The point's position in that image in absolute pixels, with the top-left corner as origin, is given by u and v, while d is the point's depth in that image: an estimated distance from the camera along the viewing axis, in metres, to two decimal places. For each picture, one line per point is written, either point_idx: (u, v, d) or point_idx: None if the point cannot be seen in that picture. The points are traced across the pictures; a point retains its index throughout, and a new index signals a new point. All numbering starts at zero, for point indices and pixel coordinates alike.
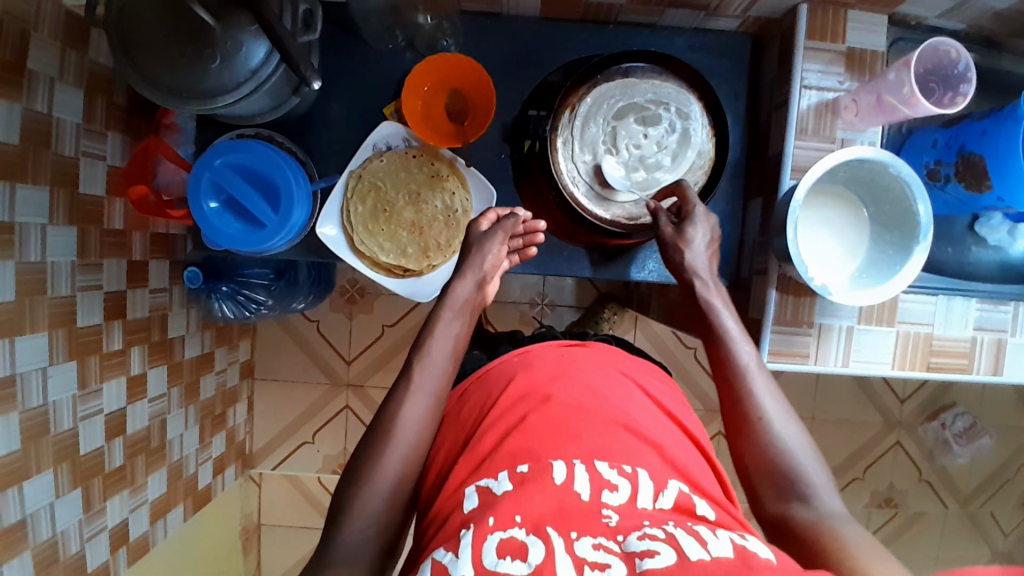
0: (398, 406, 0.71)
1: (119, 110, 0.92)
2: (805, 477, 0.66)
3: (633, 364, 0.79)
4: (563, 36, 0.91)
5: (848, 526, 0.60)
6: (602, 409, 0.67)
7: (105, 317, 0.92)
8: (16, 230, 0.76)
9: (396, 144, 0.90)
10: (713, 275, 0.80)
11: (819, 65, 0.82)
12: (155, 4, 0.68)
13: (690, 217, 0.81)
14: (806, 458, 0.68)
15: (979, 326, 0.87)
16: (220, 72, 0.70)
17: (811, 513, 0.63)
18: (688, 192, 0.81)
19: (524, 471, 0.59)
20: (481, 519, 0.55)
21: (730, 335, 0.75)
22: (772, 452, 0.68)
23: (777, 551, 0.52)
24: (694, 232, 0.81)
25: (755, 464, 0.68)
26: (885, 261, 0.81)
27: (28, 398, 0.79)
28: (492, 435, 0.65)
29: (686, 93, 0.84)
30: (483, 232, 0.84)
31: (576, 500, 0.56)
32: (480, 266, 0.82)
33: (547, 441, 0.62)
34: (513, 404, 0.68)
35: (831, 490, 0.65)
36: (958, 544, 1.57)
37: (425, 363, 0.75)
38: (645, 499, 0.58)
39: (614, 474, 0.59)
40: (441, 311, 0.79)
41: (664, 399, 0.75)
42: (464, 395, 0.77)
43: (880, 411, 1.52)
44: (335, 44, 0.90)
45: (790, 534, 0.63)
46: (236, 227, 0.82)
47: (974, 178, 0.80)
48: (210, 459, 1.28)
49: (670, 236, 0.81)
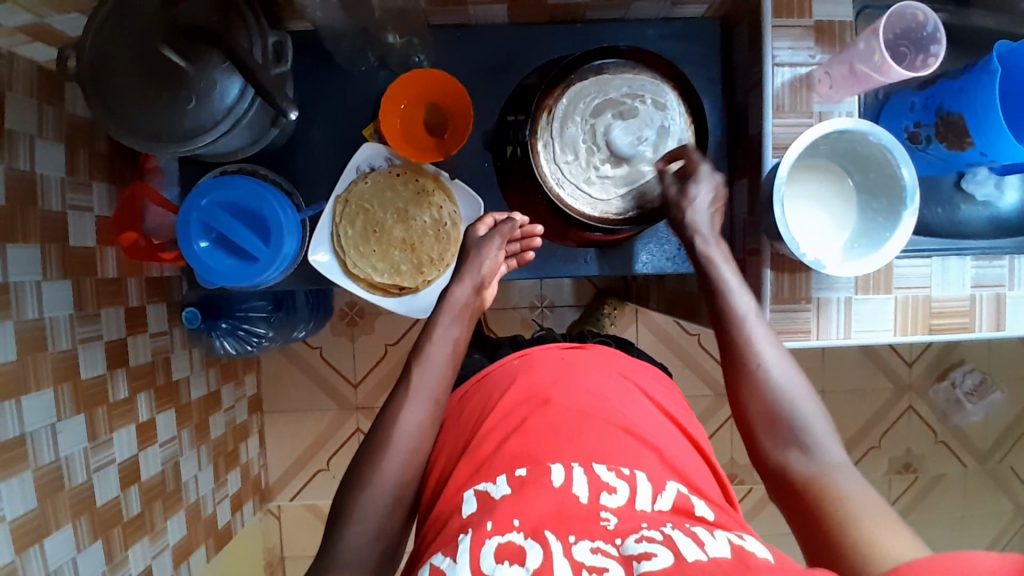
0: (398, 410, 0.71)
1: (101, 159, 0.93)
2: (804, 422, 0.69)
3: (632, 364, 0.79)
4: (533, 40, 0.91)
5: (846, 476, 0.64)
6: (602, 413, 0.67)
7: (109, 367, 0.92)
8: (12, 289, 0.76)
9: (379, 164, 0.90)
10: (713, 232, 0.82)
11: (788, 41, 0.82)
12: (126, 53, 0.69)
13: (694, 175, 0.83)
14: (807, 406, 0.70)
15: (977, 284, 0.87)
16: (198, 112, 0.70)
17: (810, 461, 0.67)
18: (694, 153, 0.84)
19: (523, 474, 0.60)
20: (480, 524, 0.56)
21: (728, 288, 0.78)
22: (772, 397, 0.71)
23: (774, 551, 0.53)
24: (697, 190, 0.83)
25: (754, 411, 0.72)
26: (875, 229, 0.81)
27: (40, 456, 0.79)
28: (492, 438, 0.66)
29: (660, 83, 0.85)
30: (481, 237, 0.85)
31: (575, 503, 0.57)
32: (478, 270, 0.82)
33: (547, 442, 0.63)
34: (513, 406, 0.69)
35: (832, 438, 0.68)
36: (982, 502, 1.57)
37: (425, 366, 0.75)
38: (643, 502, 0.58)
39: (612, 476, 0.60)
40: (440, 314, 0.79)
41: (664, 402, 0.75)
42: (464, 398, 0.77)
43: (889, 377, 1.52)
44: (309, 71, 0.90)
45: (789, 481, 0.67)
46: (229, 263, 0.82)
47: (956, 137, 0.81)
48: (227, 496, 1.28)
49: (675, 196, 0.83)
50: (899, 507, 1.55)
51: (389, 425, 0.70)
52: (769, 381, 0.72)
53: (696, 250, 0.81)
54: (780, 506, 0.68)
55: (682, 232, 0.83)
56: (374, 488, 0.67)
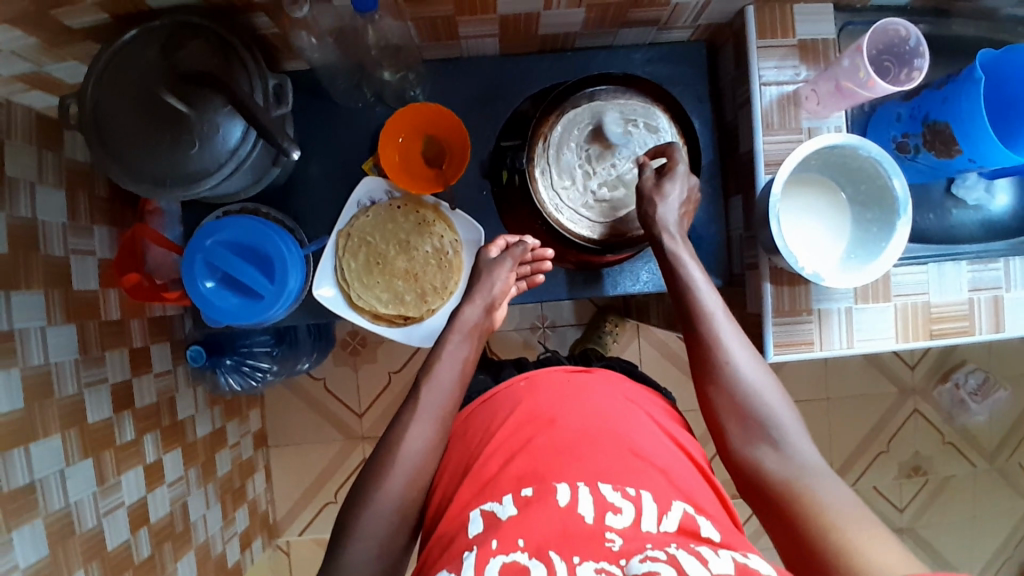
0: (406, 432, 0.71)
1: (102, 203, 0.94)
2: (776, 422, 0.69)
3: (635, 388, 0.79)
4: (524, 69, 0.93)
5: (820, 476, 0.64)
6: (610, 436, 0.67)
7: (114, 409, 0.92)
8: (17, 336, 0.77)
9: (380, 197, 0.91)
10: (680, 231, 0.81)
11: (774, 61, 0.84)
12: (132, 99, 0.70)
13: (670, 172, 0.81)
14: (779, 405, 0.70)
15: (973, 287, 0.88)
16: (201, 155, 0.72)
17: (784, 457, 0.67)
18: (677, 153, 0.82)
19: (528, 494, 0.61)
20: (485, 542, 0.57)
21: (695, 285, 0.77)
22: (739, 394, 0.71)
23: (779, 568, 0.52)
24: (672, 186, 0.80)
25: (722, 406, 0.71)
26: (870, 239, 0.83)
27: (50, 502, 0.79)
28: (496, 459, 0.67)
29: (652, 107, 0.87)
30: (493, 258, 0.86)
31: (580, 523, 0.57)
32: (489, 290, 0.83)
33: (552, 463, 0.64)
34: (517, 429, 0.70)
35: (806, 439, 0.68)
36: (993, 502, 1.57)
37: (431, 385, 0.75)
38: (649, 522, 0.58)
39: (617, 496, 0.60)
40: (449, 334, 0.80)
41: (668, 424, 0.75)
42: (470, 417, 0.78)
43: (892, 380, 1.53)
44: (306, 109, 0.92)
45: (761, 479, 0.67)
46: (234, 302, 0.82)
47: (943, 145, 0.83)
48: (236, 534, 1.26)
49: (648, 188, 0.81)
50: (912, 510, 1.54)
51: (394, 448, 0.70)
52: (738, 378, 0.71)
53: (662, 246, 0.80)
54: (751, 505, 0.68)
55: (651, 228, 0.81)
56: (387, 519, 0.67)
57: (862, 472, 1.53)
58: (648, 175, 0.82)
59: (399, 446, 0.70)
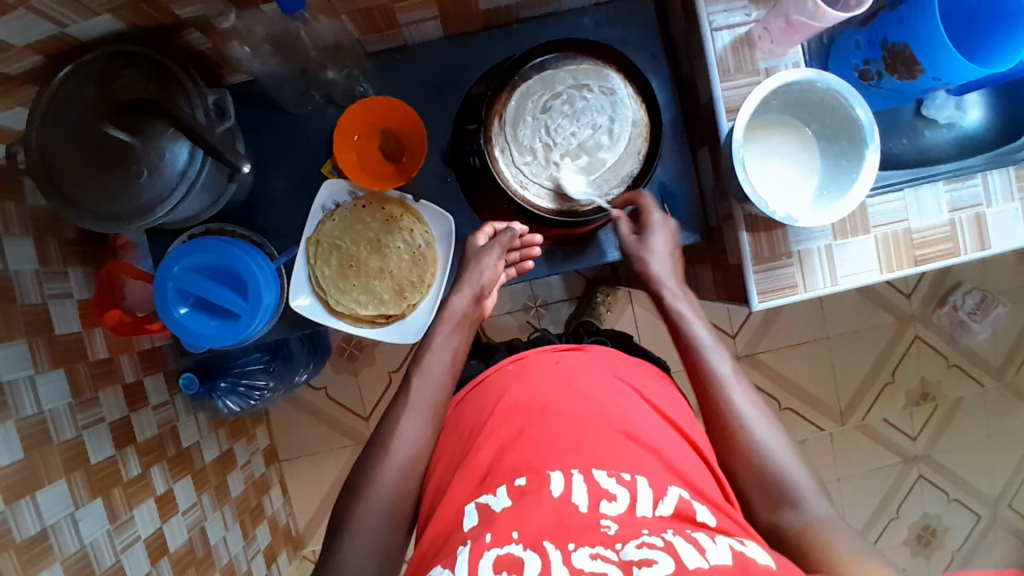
0: (397, 423, 0.75)
1: (73, 245, 0.93)
2: (792, 481, 0.69)
3: (627, 364, 0.81)
4: (471, 50, 0.91)
5: (838, 533, 0.65)
6: (602, 420, 0.70)
7: (116, 447, 0.92)
8: (6, 389, 0.76)
9: (344, 199, 0.89)
10: (678, 281, 0.85)
11: (722, 5, 0.82)
12: (71, 139, 0.69)
13: (648, 226, 0.86)
14: (793, 466, 0.71)
15: (954, 207, 0.86)
16: (152, 182, 0.70)
17: (803, 518, 0.67)
18: (648, 200, 0.85)
19: (522, 484, 0.64)
20: (480, 537, 0.59)
21: (703, 346, 0.80)
22: (758, 458, 0.72)
23: (775, 556, 0.56)
24: (654, 240, 0.86)
25: (742, 469, 0.72)
26: (841, 173, 0.81)
27: (65, 546, 0.79)
28: (490, 449, 0.69)
29: (604, 68, 0.85)
30: (482, 246, 0.87)
31: (575, 512, 0.60)
32: (477, 279, 0.86)
33: (546, 452, 0.66)
34: (508, 415, 0.72)
35: (819, 495, 0.69)
36: (1005, 417, 1.57)
37: (423, 375, 0.79)
38: (644, 508, 0.61)
39: (612, 483, 0.62)
40: (440, 325, 0.84)
41: (662, 403, 0.76)
42: (463, 406, 0.80)
43: (889, 311, 1.52)
44: (258, 122, 0.90)
45: (784, 543, 0.67)
46: (213, 325, 0.81)
47: (905, 67, 0.81)
48: (260, 551, 1.27)
49: (632, 247, 0.86)
50: (926, 438, 1.55)
51: (389, 444, 0.73)
52: (754, 441, 0.72)
53: (662, 301, 0.84)
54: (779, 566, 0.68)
55: (648, 284, 0.85)
56: None
57: (871, 406, 1.53)
58: (625, 230, 0.87)
59: (393, 450, 0.73)
